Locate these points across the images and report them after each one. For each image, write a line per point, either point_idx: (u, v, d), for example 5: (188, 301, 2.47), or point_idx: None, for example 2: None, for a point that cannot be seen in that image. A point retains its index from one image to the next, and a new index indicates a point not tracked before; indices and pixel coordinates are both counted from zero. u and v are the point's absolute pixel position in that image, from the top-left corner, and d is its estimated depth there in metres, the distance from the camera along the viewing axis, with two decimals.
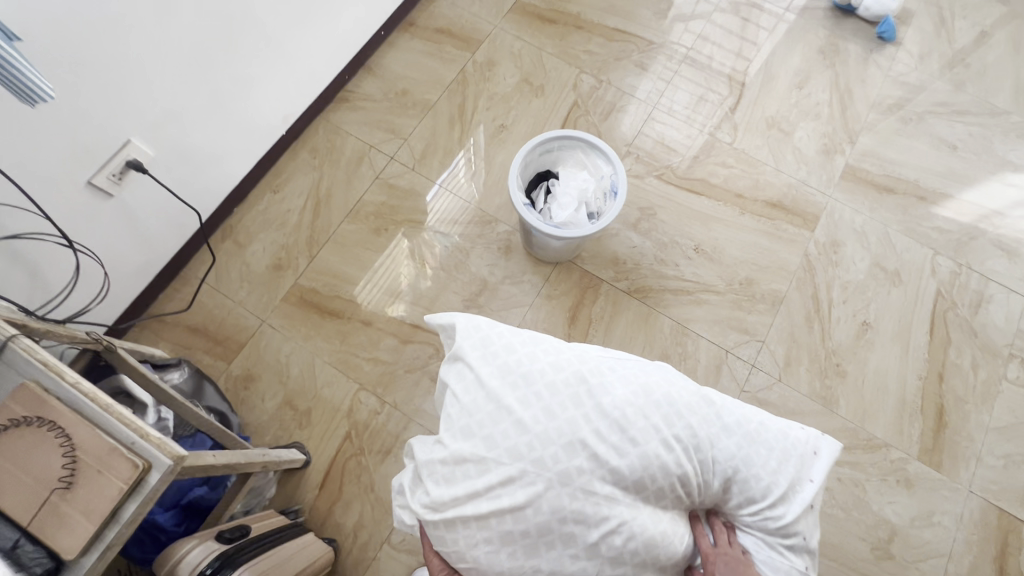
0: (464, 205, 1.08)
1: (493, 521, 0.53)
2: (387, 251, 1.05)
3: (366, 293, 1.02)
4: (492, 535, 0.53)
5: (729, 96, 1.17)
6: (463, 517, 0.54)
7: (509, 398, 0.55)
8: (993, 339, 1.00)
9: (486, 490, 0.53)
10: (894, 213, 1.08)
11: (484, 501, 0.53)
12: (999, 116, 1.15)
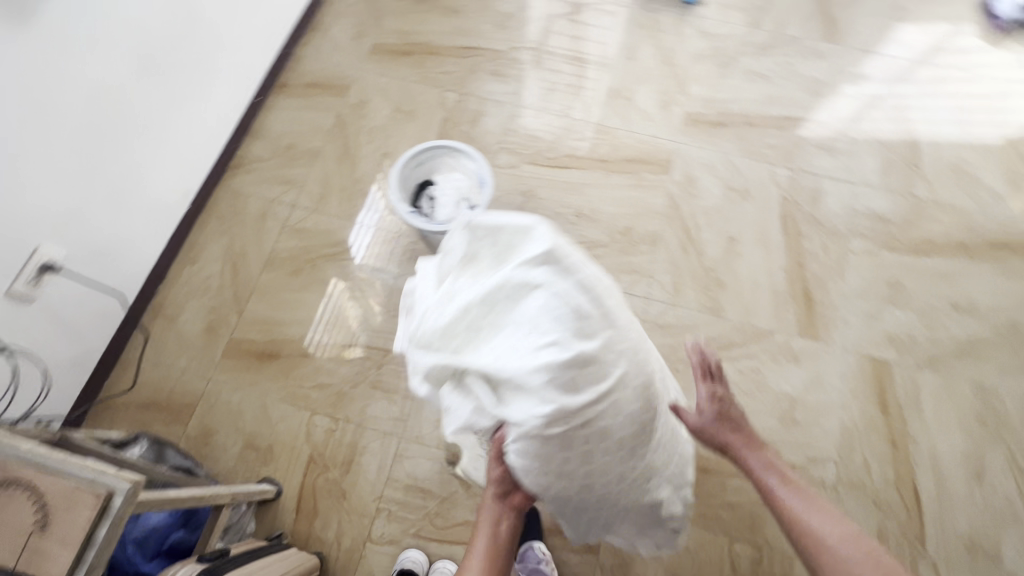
0: (388, 235, 1.19)
1: (600, 426, 0.53)
2: (326, 295, 1.14)
3: (312, 340, 1.10)
4: (593, 441, 0.53)
5: (575, 79, 1.34)
6: (582, 426, 0.51)
7: (609, 301, 0.53)
8: (834, 222, 1.19)
9: (603, 396, 0.52)
10: (732, 141, 1.27)
11: (599, 405, 0.52)
12: (795, 42, 1.37)
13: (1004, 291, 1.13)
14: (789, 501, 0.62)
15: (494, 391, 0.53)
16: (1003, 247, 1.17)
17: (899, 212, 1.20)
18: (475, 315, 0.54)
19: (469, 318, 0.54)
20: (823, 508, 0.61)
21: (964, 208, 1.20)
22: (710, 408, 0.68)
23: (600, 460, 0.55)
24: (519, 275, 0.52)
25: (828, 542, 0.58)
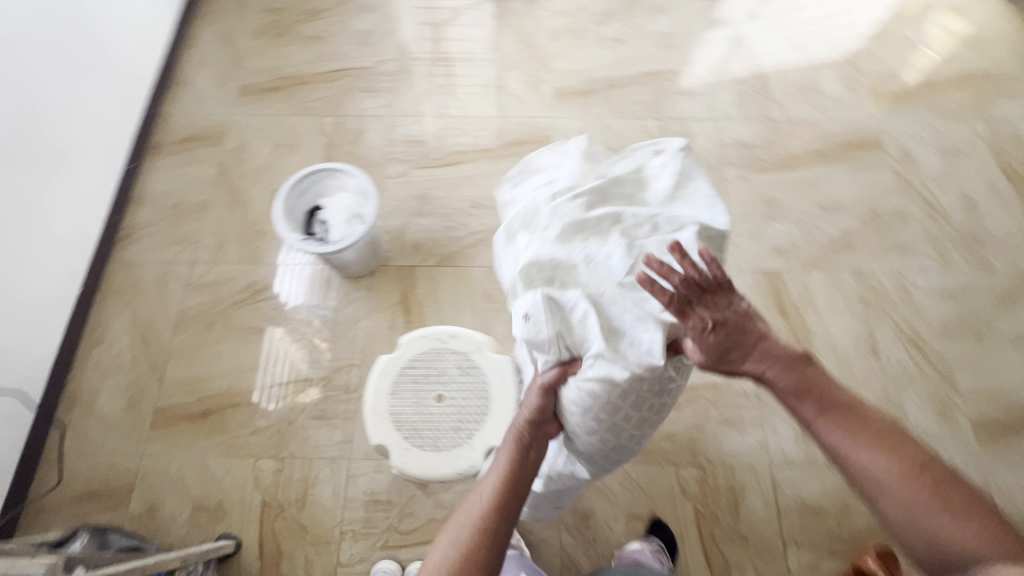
0: (314, 271, 1.19)
1: (647, 399, 0.62)
2: (268, 342, 1.13)
3: (267, 395, 1.09)
4: (631, 413, 0.63)
5: (446, 81, 1.39)
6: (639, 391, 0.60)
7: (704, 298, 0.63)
8: (706, 158, 1.29)
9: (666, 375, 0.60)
10: (602, 106, 1.35)
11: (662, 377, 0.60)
12: (638, 4, 1.48)
13: (862, 185, 1.25)
14: (836, 430, 0.55)
15: (563, 304, 0.61)
16: (854, 147, 1.30)
17: (761, 136, 1.31)
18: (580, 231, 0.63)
19: (572, 232, 0.63)
20: (886, 443, 0.53)
21: (814, 120, 1.33)
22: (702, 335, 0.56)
23: (630, 425, 0.65)
24: (693, 211, 0.63)
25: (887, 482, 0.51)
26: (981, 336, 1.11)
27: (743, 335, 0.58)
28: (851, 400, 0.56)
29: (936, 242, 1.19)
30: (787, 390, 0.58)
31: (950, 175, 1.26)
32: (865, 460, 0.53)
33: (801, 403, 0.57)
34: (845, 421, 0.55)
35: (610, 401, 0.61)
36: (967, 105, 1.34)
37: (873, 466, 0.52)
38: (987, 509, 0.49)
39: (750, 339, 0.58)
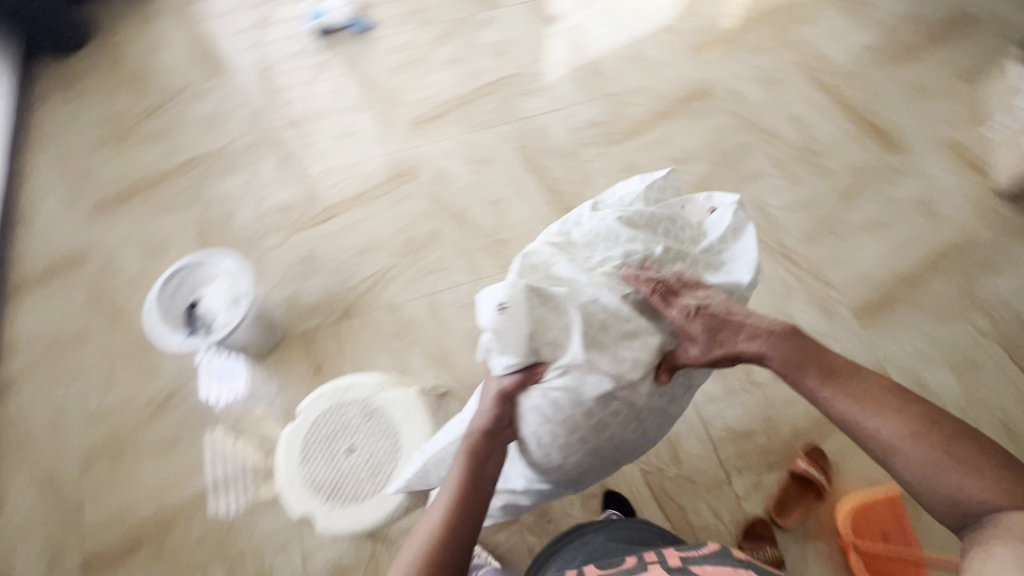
0: (237, 371, 1.15)
1: (601, 412, 0.67)
2: (210, 451, 1.09)
3: (226, 507, 1.04)
4: (583, 426, 0.68)
5: (303, 141, 1.41)
6: (592, 402, 0.65)
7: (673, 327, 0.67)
8: (564, 146, 1.37)
9: (622, 388, 0.65)
10: (457, 124, 1.40)
11: (617, 389, 0.65)
12: (465, 22, 1.55)
13: (705, 131, 1.37)
14: (840, 398, 0.57)
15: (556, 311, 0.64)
16: (689, 99, 1.41)
17: (607, 112, 1.40)
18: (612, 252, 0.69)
19: (600, 251, 0.69)
20: (886, 404, 0.55)
21: (648, 85, 1.44)
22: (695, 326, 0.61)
23: (583, 438, 0.69)
24: (726, 256, 0.70)
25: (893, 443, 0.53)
26: (838, 234, 1.23)
27: (731, 320, 0.62)
28: (850, 369, 0.58)
29: (779, 162, 1.31)
30: (787, 363, 0.60)
31: (776, 100, 1.39)
32: (876, 421, 0.54)
33: (801, 376, 0.59)
34: (845, 387, 0.57)
35: (564, 413, 0.66)
36: (772, 36, 1.49)
37: (881, 432, 0.54)
38: (997, 456, 0.50)
39: (740, 321, 0.62)
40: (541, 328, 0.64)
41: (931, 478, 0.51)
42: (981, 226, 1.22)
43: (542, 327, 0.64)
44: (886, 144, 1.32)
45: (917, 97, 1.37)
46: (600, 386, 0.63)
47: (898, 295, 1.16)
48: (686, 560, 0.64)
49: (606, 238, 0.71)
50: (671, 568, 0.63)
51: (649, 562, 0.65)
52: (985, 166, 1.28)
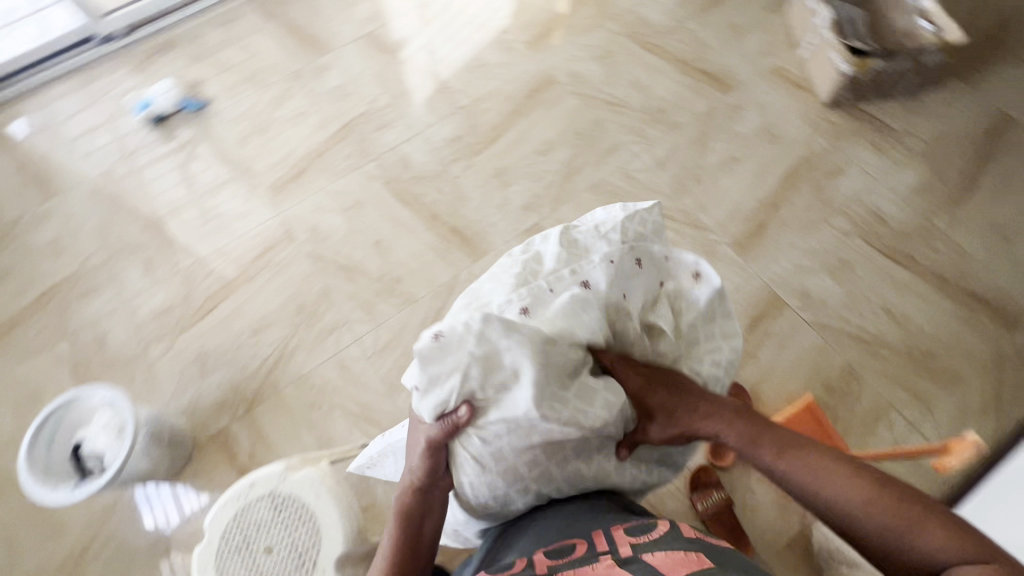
0: (191, 501, 1.08)
1: (532, 448, 0.67)
2: None
3: None
4: (514, 460, 0.67)
5: (165, 237, 1.34)
6: (525, 438, 0.65)
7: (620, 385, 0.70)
8: (430, 169, 1.37)
9: (553, 433, 0.65)
10: (319, 176, 1.38)
11: (547, 433, 0.65)
12: (302, 75, 1.53)
13: (558, 118, 1.41)
14: (796, 473, 0.63)
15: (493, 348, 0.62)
16: (536, 92, 1.45)
17: (463, 125, 1.42)
18: (574, 291, 0.69)
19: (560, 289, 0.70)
20: (835, 474, 0.61)
21: (495, 88, 1.46)
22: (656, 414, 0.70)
23: (514, 472, 0.68)
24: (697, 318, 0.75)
25: (855, 511, 0.59)
26: (701, 179, 1.30)
27: (683, 403, 0.69)
28: (802, 443, 0.64)
29: (633, 129, 1.38)
30: (742, 443, 0.67)
31: (615, 72, 1.46)
32: (835, 489, 0.60)
33: (763, 455, 0.65)
34: (796, 460, 0.63)
35: (498, 447, 0.66)
36: (596, 13, 1.56)
37: (841, 501, 0.60)
38: (939, 510, 0.57)
39: (691, 401, 0.69)
40: (477, 364, 0.61)
41: (891, 536, 0.57)
42: (817, 138, 1.33)
43: (479, 364, 0.61)
44: (721, 86, 1.41)
45: (735, 37, 1.48)
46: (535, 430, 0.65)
47: (766, 220, 1.24)
48: (636, 548, 0.60)
49: (573, 273, 0.70)
50: (621, 559, 0.58)
51: (600, 552, 0.61)
52: (807, 83, 1.40)
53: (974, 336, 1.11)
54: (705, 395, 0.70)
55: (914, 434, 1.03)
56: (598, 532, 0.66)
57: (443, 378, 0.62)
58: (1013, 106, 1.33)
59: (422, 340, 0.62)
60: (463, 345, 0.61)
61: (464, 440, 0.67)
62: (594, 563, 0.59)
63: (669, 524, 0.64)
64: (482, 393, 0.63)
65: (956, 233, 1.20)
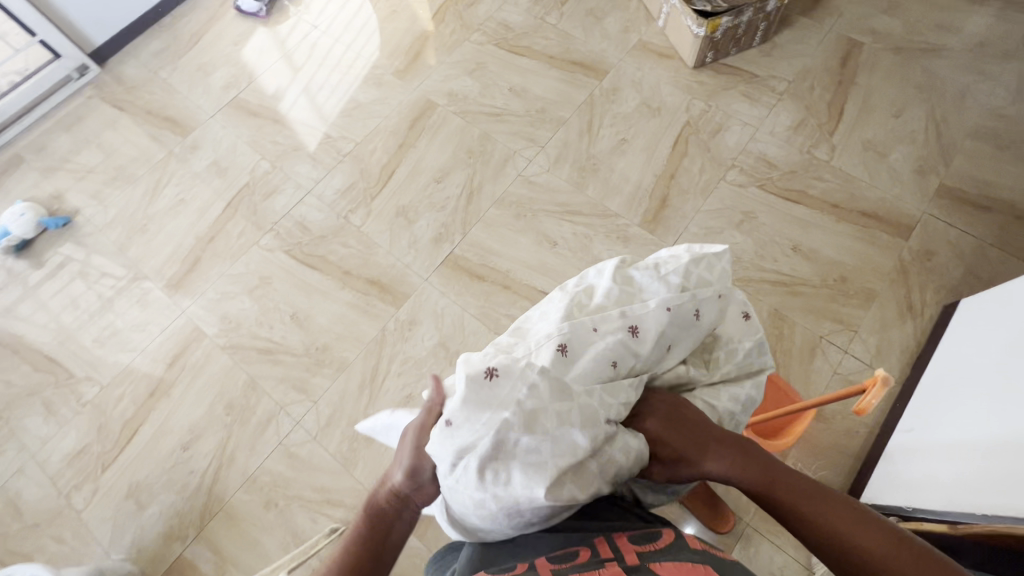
0: None
1: (526, 491, 0.56)
2: None
3: None
4: (501, 494, 0.57)
5: (58, 372, 1.20)
6: (527, 475, 0.56)
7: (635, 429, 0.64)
8: (330, 224, 1.31)
9: (559, 479, 0.56)
10: (215, 262, 1.29)
11: (554, 478, 0.56)
12: (170, 160, 1.43)
13: (446, 141, 1.38)
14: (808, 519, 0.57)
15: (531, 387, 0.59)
16: (418, 119, 1.42)
17: (352, 172, 1.37)
18: (619, 333, 0.65)
19: (608, 323, 0.66)
20: (855, 518, 0.55)
21: (376, 126, 1.42)
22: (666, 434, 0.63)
23: (497, 504, 0.57)
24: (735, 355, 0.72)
25: (867, 558, 0.53)
26: (598, 168, 1.32)
27: (694, 437, 0.63)
28: (821, 487, 0.59)
29: (522, 134, 1.37)
30: (750, 478, 0.61)
31: (490, 81, 1.45)
32: (853, 538, 0.55)
33: (776, 498, 0.59)
34: (811, 500, 0.58)
35: (496, 477, 0.56)
36: (457, 28, 1.54)
37: (856, 547, 0.54)
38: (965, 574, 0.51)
39: (703, 435, 0.63)
40: (517, 413, 0.56)
41: None
42: (694, 101, 1.37)
43: (520, 415, 0.56)
44: (594, 72, 1.43)
45: (595, 22, 1.50)
46: (544, 477, 0.56)
47: (668, 192, 1.27)
48: (643, 556, 0.54)
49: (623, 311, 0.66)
50: (628, 567, 0.52)
51: (604, 559, 0.54)
52: (671, 51, 1.44)
53: (877, 251, 1.17)
54: (722, 432, 0.63)
55: (848, 358, 1.08)
56: (599, 540, 0.59)
57: (481, 417, 0.57)
58: (855, 30, 1.42)
59: (474, 371, 0.59)
60: (512, 388, 0.58)
61: (468, 489, 0.57)
62: (600, 569, 0.52)
63: (676, 535, 0.58)
64: (499, 427, 0.56)
65: (837, 159, 1.27)
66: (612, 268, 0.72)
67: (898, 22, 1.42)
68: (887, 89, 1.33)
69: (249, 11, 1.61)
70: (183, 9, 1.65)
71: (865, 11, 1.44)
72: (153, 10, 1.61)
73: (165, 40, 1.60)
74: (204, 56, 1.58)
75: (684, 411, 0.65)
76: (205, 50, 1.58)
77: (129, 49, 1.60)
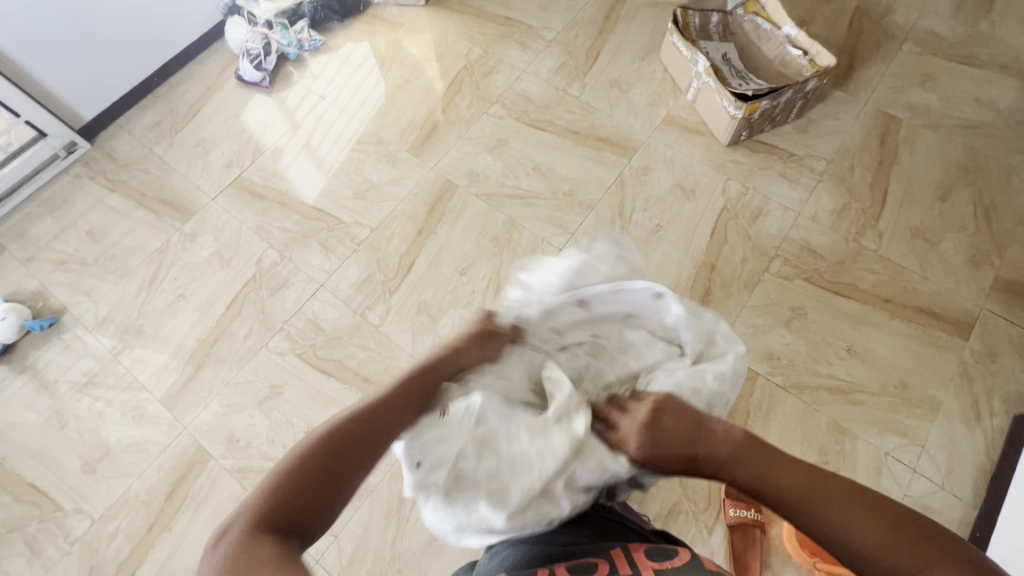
0: None
1: (488, 499, 0.61)
2: None
3: None
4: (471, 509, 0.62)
5: (43, 504, 1.07)
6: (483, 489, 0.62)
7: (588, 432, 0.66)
8: (346, 325, 1.21)
9: (515, 488, 0.61)
10: (220, 368, 1.18)
11: (512, 492, 0.61)
12: (167, 248, 1.32)
13: (469, 227, 1.29)
14: (806, 511, 0.53)
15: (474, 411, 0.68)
16: (438, 202, 1.32)
17: (368, 262, 1.27)
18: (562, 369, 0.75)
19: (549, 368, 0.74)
20: (846, 514, 0.51)
21: (392, 210, 1.32)
22: (654, 446, 0.63)
23: (477, 519, 0.62)
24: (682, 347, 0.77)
25: (863, 557, 0.49)
26: (633, 257, 1.23)
27: (676, 444, 0.62)
28: (814, 479, 0.55)
29: (549, 219, 1.29)
30: (741, 479, 0.58)
31: (513, 160, 1.36)
32: (849, 536, 0.50)
33: (767, 498, 0.56)
34: (803, 498, 0.54)
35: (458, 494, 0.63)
36: (475, 100, 1.46)
37: (849, 545, 0.50)
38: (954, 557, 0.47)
39: (692, 442, 0.62)
40: (468, 445, 0.63)
41: None
42: (730, 181, 1.30)
43: (471, 445, 0.64)
44: (622, 149, 1.36)
45: (621, 93, 1.43)
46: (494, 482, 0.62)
47: (710, 285, 1.19)
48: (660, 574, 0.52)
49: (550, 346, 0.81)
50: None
51: None
52: (701, 126, 1.37)
53: (937, 353, 1.10)
54: (708, 436, 0.61)
55: (917, 478, 1.01)
56: (615, 552, 0.56)
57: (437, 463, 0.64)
58: (891, 104, 1.36)
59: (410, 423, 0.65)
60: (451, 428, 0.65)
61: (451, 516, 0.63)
62: None
63: (691, 554, 0.55)
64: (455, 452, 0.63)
65: (886, 248, 1.20)
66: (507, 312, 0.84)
67: (936, 96, 1.36)
68: (929, 170, 1.28)
69: (252, 80, 1.51)
70: (180, 78, 1.55)
71: (900, 83, 1.38)
72: (147, 80, 1.51)
73: (161, 112, 1.50)
74: (203, 130, 1.47)
75: (669, 415, 0.64)
76: (204, 123, 1.48)
77: (121, 121, 1.50)
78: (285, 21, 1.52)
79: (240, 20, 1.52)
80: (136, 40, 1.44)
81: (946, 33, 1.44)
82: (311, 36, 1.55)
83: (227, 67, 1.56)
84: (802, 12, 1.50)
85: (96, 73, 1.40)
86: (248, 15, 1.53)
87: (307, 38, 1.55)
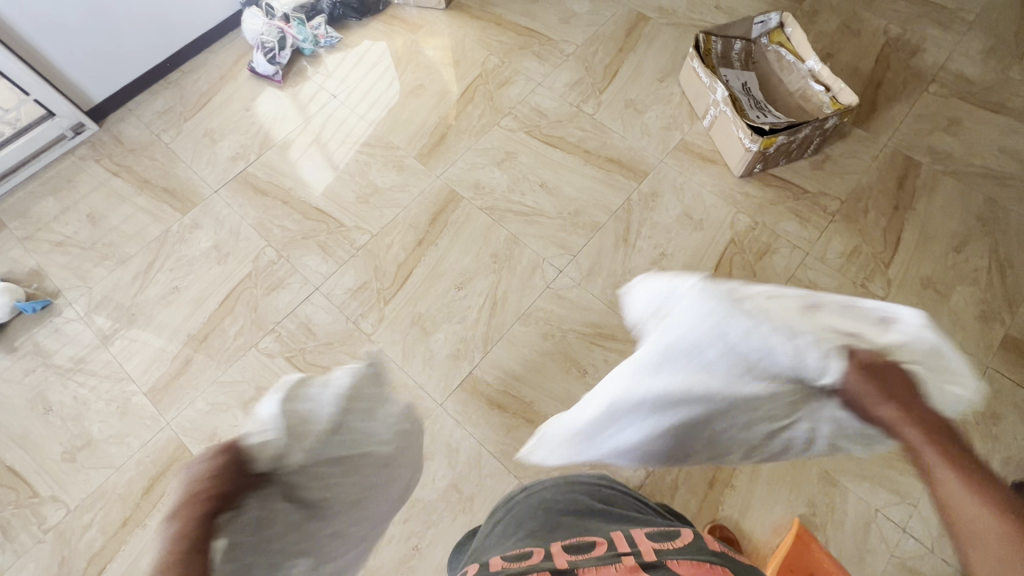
0: None
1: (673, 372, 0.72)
2: None
3: None
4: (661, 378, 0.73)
5: (19, 489, 1.07)
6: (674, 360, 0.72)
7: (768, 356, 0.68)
8: (338, 332, 1.19)
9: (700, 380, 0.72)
10: (208, 365, 1.17)
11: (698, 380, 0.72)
12: (166, 238, 1.31)
13: (470, 241, 1.27)
14: (936, 462, 0.51)
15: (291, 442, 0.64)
16: (441, 213, 1.31)
17: (365, 269, 1.25)
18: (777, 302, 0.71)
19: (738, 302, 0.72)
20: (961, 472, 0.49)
21: (394, 216, 1.31)
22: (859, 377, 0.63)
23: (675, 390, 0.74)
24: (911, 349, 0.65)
25: (953, 506, 0.47)
26: None
27: (879, 384, 0.62)
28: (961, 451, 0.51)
29: (552, 239, 1.26)
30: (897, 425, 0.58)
31: (520, 175, 1.34)
32: (940, 488, 0.49)
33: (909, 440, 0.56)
34: (942, 456, 0.51)
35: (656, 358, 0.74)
36: (487, 110, 1.44)
37: (946, 491, 0.48)
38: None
39: (884, 390, 0.61)
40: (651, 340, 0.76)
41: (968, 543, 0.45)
42: (739, 215, 1.27)
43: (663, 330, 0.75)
44: (632, 173, 1.33)
45: (635, 115, 1.40)
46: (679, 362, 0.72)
47: None
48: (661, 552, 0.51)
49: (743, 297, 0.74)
50: (644, 561, 0.48)
51: (621, 552, 0.51)
52: (715, 155, 1.34)
53: None
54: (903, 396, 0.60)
55: (907, 539, 0.98)
56: (616, 535, 0.57)
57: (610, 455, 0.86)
58: (912, 147, 1.32)
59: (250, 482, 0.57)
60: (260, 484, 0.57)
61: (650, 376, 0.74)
62: (616, 560, 0.49)
63: (695, 535, 0.55)
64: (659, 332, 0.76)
65: (894, 297, 1.17)
66: (283, 395, 0.70)
67: (960, 141, 1.33)
68: (946, 218, 1.24)
69: (265, 73, 1.50)
70: (194, 66, 1.55)
71: (923, 126, 1.35)
72: (160, 66, 1.51)
73: (171, 99, 1.49)
74: (211, 120, 1.46)
75: (887, 373, 0.63)
76: (214, 114, 1.47)
77: (132, 106, 1.49)
78: (302, 15, 1.51)
79: (257, 11, 1.50)
80: (151, 27, 1.42)
81: (976, 77, 1.40)
82: (327, 33, 1.53)
83: (241, 58, 1.55)
84: (828, 46, 1.47)
85: (109, 56, 1.39)
86: (266, 7, 1.51)
87: (324, 34, 1.53)
